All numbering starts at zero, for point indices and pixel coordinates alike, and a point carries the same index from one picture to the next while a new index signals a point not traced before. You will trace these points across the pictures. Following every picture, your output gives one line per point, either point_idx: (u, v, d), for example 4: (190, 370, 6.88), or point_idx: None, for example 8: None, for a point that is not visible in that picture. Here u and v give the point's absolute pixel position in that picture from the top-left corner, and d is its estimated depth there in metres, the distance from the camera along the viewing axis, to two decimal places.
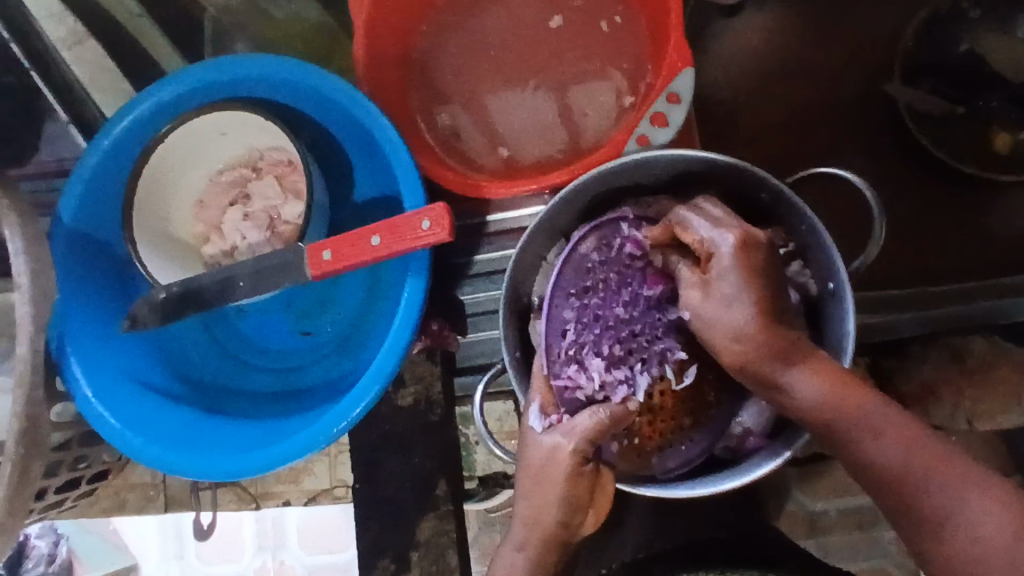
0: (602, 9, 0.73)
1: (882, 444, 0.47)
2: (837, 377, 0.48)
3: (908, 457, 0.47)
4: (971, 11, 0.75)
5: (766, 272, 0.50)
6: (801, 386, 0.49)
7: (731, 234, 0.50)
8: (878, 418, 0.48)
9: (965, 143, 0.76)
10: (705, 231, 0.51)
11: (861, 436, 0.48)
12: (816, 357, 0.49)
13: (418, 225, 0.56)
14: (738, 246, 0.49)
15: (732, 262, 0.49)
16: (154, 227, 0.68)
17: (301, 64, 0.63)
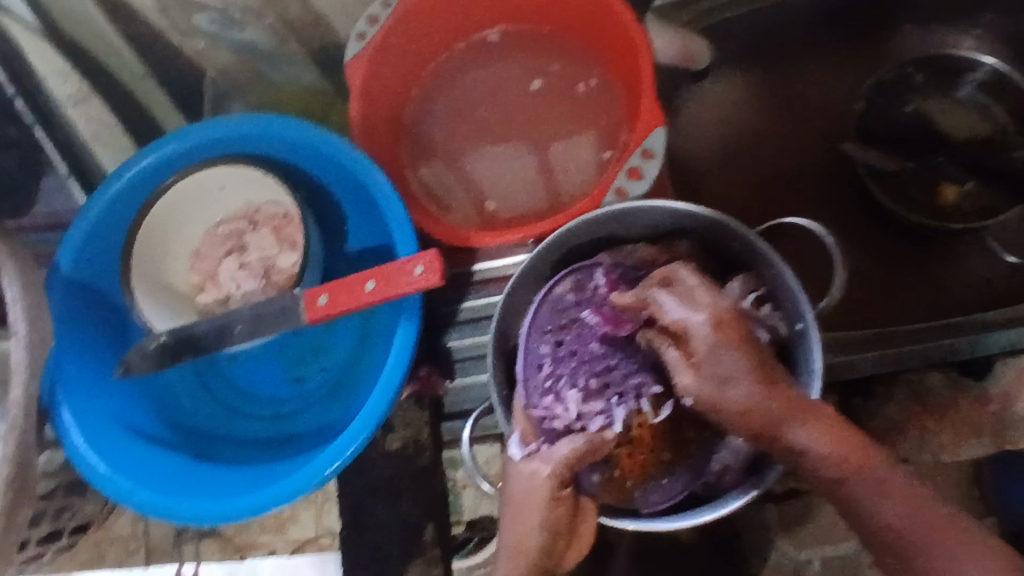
0: (579, 73, 0.78)
1: (877, 503, 0.48)
2: (840, 435, 0.48)
3: (885, 495, 0.48)
4: (915, 78, 0.84)
5: (749, 343, 0.49)
6: (812, 446, 0.48)
7: (701, 309, 0.50)
8: (875, 475, 0.48)
9: (921, 195, 0.82)
10: (678, 311, 0.51)
11: (845, 489, 0.49)
12: (820, 416, 0.49)
13: (411, 270, 0.58)
14: (715, 319, 0.49)
15: (714, 338, 0.48)
16: (151, 275, 0.71)
17: (299, 122, 0.66)
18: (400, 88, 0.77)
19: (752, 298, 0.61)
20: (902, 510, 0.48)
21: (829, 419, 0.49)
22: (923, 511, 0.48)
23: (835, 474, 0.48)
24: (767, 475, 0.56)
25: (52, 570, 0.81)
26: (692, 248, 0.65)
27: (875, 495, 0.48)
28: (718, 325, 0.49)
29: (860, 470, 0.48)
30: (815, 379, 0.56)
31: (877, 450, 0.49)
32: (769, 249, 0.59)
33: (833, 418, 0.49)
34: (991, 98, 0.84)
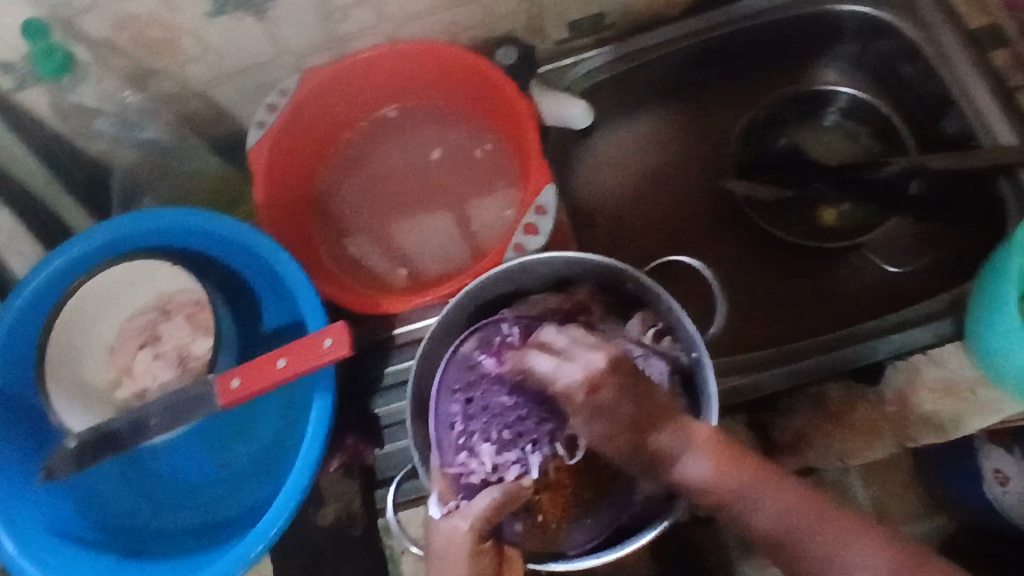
0: (475, 140, 0.83)
1: (764, 508, 0.52)
2: (725, 456, 0.53)
3: (774, 507, 0.52)
4: (782, 115, 0.94)
5: (629, 394, 0.53)
6: (697, 469, 0.53)
7: (579, 371, 0.54)
8: (760, 484, 0.53)
9: (800, 219, 0.90)
10: (558, 374, 0.56)
11: (738, 505, 0.53)
12: (704, 439, 0.54)
13: (321, 344, 0.60)
14: (592, 382, 0.53)
15: (595, 398, 0.53)
16: (66, 376, 0.71)
17: (205, 213, 0.69)
18: (306, 169, 0.81)
19: (650, 333, 0.66)
20: (789, 515, 0.52)
21: (709, 436, 0.54)
22: (808, 510, 0.52)
23: (724, 489, 0.53)
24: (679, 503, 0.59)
25: None
26: (592, 292, 0.69)
27: (761, 501, 0.52)
28: (596, 388, 0.53)
29: (744, 480, 0.53)
30: (710, 404, 0.60)
31: (760, 464, 0.54)
32: (655, 286, 0.64)
33: (713, 437, 0.54)
34: (855, 124, 0.94)
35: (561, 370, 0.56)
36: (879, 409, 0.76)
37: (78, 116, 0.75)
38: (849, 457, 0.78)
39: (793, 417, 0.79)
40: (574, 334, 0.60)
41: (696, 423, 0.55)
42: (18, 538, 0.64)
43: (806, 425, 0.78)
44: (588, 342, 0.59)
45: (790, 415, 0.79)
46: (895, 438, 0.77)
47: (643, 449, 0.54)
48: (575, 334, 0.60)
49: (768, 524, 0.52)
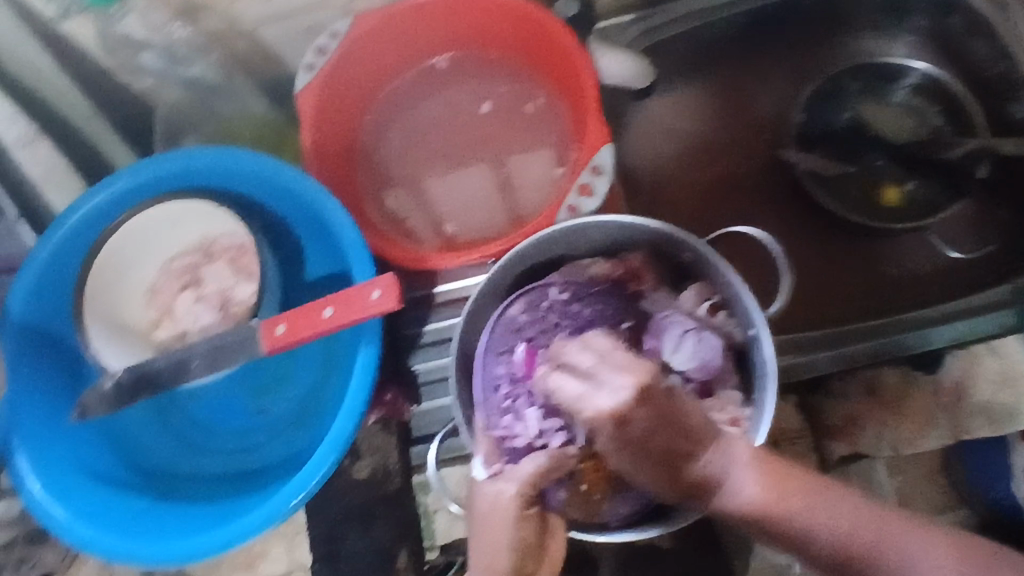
0: (526, 94, 0.80)
1: (822, 526, 0.47)
2: (775, 472, 0.48)
3: (843, 528, 0.47)
4: (849, 85, 0.89)
5: (667, 420, 0.46)
6: (747, 486, 0.48)
7: (601, 400, 0.45)
8: (813, 495, 0.48)
9: (863, 196, 0.85)
10: (585, 399, 0.46)
11: (792, 526, 0.47)
12: (752, 454, 0.49)
13: (369, 295, 0.58)
14: (616, 414, 0.45)
15: (624, 433, 0.45)
16: (105, 316, 0.69)
17: (249, 153, 0.67)
18: (353, 116, 0.78)
19: (705, 307, 0.63)
20: (846, 525, 0.47)
21: (749, 452, 0.49)
22: (868, 523, 0.47)
23: (781, 508, 0.47)
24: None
25: None
26: (645, 260, 0.66)
27: (823, 516, 0.47)
28: (625, 421, 0.45)
29: (801, 496, 0.48)
30: (770, 391, 0.56)
31: (817, 484, 0.49)
32: (712, 254, 0.60)
33: (756, 452, 0.49)
34: (923, 101, 0.88)
35: (585, 398, 0.46)
36: (936, 399, 0.75)
37: (123, 48, 0.72)
38: (900, 446, 0.75)
39: (845, 401, 0.76)
40: (593, 350, 0.50)
41: (735, 439, 0.50)
42: (51, 475, 0.64)
43: (858, 410, 0.76)
44: (617, 358, 0.49)
45: (842, 399, 0.76)
46: (951, 430, 0.75)
47: (680, 474, 0.48)
48: (599, 348, 0.50)
49: (827, 537, 0.47)
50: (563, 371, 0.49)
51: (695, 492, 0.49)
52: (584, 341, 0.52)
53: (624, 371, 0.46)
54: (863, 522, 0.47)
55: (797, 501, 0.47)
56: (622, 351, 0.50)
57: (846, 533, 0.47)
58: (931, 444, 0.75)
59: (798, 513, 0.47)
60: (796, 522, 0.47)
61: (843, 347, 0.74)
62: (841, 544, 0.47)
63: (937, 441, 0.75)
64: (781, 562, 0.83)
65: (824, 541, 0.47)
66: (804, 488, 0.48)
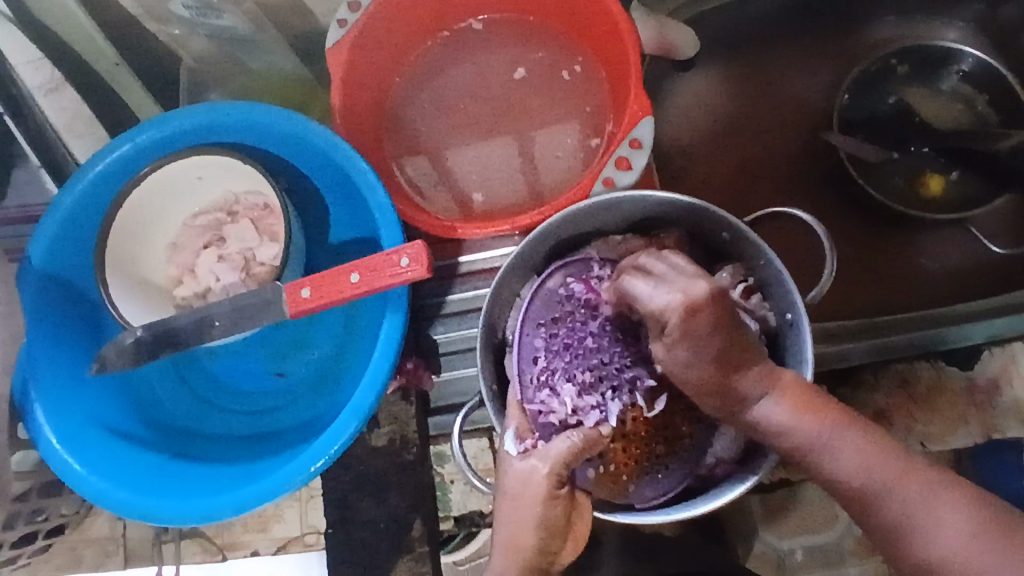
0: (562, 61, 0.77)
1: (845, 455, 0.48)
2: (803, 398, 0.49)
3: (868, 470, 0.48)
4: (899, 68, 0.85)
5: (727, 328, 0.46)
6: (772, 412, 0.49)
7: (674, 295, 0.46)
8: (845, 429, 0.49)
9: (901, 185, 0.82)
10: (650, 296, 0.48)
11: (814, 454, 0.49)
12: (785, 381, 0.50)
13: (397, 262, 0.57)
14: (686, 306, 0.45)
15: (690, 324, 0.46)
16: (126, 270, 0.68)
17: (277, 109, 0.64)
18: (384, 75, 0.75)
19: (740, 289, 0.61)
20: (866, 459, 0.48)
21: (792, 379, 0.50)
22: (891, 462, 0.48)
23: (807, 429, 0.49)
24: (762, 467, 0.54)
25: (29, 572, 0.79)
26: (679, 239, 0.64)
27: (845, 440, 0.49)
28: (694, 310, 0.45)
29: (828, 417, 0.49)
30: (806, 377, 0.55)
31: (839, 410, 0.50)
32: (755, 236, 0.57)
33: (795, 379, 0.50)
34: (975, 90, 0.84)
35: (651, 295, 0.48)
36: (969, 395, 0.75)
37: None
38: (930, 441, 0.74)
39: (874, 394, 0.75)
40: (680, 258, 0.51)
41: (779, 368, 0.50)
42: (66, 428, 0.63)
43: (887, 404, 0.74)
44: (687, 268, 0.49)
45: (871, 392, 0.75)
46: (981, 427, 0.74)
47: (728, 387, 0.48)
48: (674, 260, 0.50)
49: (847, 469, 0.48)
50: (637, 278, 0.50)
51: (730, 403, 0.50)
52: (658, 254, 0.52)
53: (700, 279, 0.47)
54: (888, 465, 0.48)
55: (827, 425, 0.49)
56: (692, 263, 0.50)
57: (867, 469, 0.48)
58: (960, 441, 0.74)
59: (826, 437, 0.49)
60: (823, 444, 0.48)
61: (877, 339, 0.72)
62: (858, 479, 0.48)
63: (966, 437, 0.74)
64: (784, 548, 0.84)
65: (839, 469, 0.49)
66: (836, 418, 0.49)
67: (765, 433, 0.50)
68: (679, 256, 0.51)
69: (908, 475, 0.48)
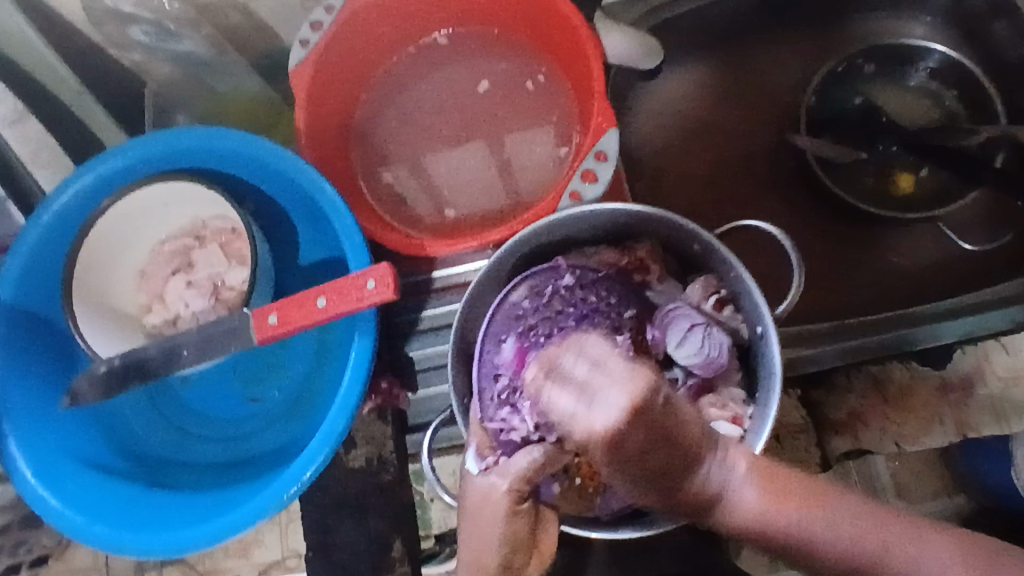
0: (527, 71, 0.77)
1: (833, 533, 0.41)
2: (775, 485, 0.42)
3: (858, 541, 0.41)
4: (865, 67, 0.85)
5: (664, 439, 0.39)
6: (745, 497, 0.41)
7: (595, 419, 0.37)
8: (824, 503, 0.42)
9: (871, 184, 0.83)
10: (569, 420, 0.38)
11: (798, 542, 0.41)
12: (752, 456, 0.43)
13: (363, 285, 0.56)
14: (609, 438, 0.37)
15: (619, 455, 0.37)
16: (96, 301, 0.68)
17: (239, 134, 0.64)
18: (348, 93, 0.75)
19: (711, 301, 0.61)
20: (853, 533, 0.41)
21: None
22: (869, 518, 0.42)
23: (786, 521, 0.41)
24: (717, 483, 0.54)
25: None
26: (651, 251, 0.64)
27: (835, 521, 0.41)
28: (618, 442, 0.37)
29: (800, 499, 0.41)
30: (775, 389, 0.54)
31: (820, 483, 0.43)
32: (724, 247, 0.57)
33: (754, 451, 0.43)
34: (941, 85, 0.85)
35: (606, 338, 0.50)
36: (942, 395, 0.75)
37: (110, 22, 0.69)
38: (904, 442, 0.75)
39: (847, 396, 0.75)
40: (589, 351, 0.40)
41: (741, 444, 0.44)
42: (40, 463, 0.63)
43: (861, 405, 0.75)
44: (648, 306, 0.52)
45: (844, 394, 0.75)
46: (956, 426, 0.74)
47: (679, 490, 0.41)
48: (637, 302, 0.53)
49: (835, 549, 0.41)
50: (596, 319, 0.53)
51: (695, 509, 0.42)
52: (623, 291, 0.54)
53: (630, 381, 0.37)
54: (861, 526, 0.41)
55: (796, 508, 0.41)
56: (653, 300, 0.53)
57: (852, 545, 0.40)
58: (934, 441, 0.75)
59: (801, 527, 0.41)
60: (799, 536, 0.41)
61: (847, 342, 0.72)
62: (842, 557, 0.41)
63: (942, 437, 0.75)
64: None
65: (828, 551, 0.41)
66: (808, 493, 0.42)
67: (734, 526, 0.42)
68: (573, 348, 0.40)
69: (892, 529, 0.41)
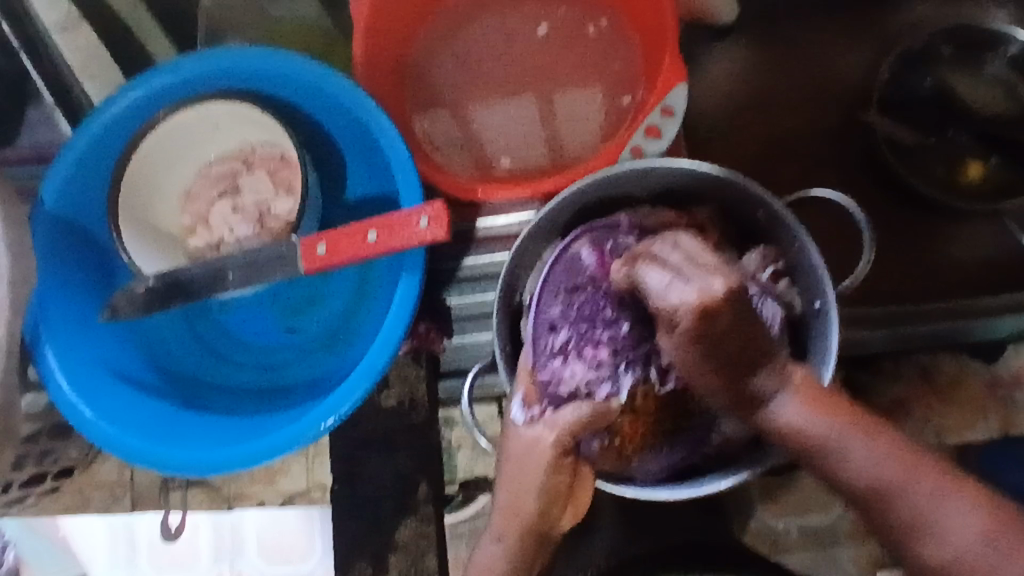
0: (589, 15, 0.74)
1: (861, 453, 0.45)
2: (820, 400, 0.46)
3: (882, 470, 0.45)
4: (943, 46, 0.81)
5: (748, 328, 0.44)
6: (789, 408, 0.46)
7: (689, 292, 0.44)
8: (859, 430, 0.46)
9: (942, 167, 0.79)
10: (662, 288, 0.46)
11: (827, 457, 0.46)
12: (803, 380, 0.47)
13: (416, 222, 0.55)
14: (700, 313, 0.43)
15: (702, 331, 0.43)
16: (140, 217, 0.67)
17: (299, 58, 0.62)
18: (406, 28, 0.73)
19: (769, 272, 0.60)
20: (883, 463, 0.45)
21: (803, 377, 0.47)
22: (903, 459, 0.45)
23: (821, 430, 0.45)
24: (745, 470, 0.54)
25: (37, 512, 0.79)
26: (712, 215, 0.62)
27: (856, 444, 0.45)
28: (709, 317, 0.43)
29: (840, 419, 0.45)
30: (828, 365, 0.53)
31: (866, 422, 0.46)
32: (793, 219, 0.55)
33: (807, 378, 0.47)
34: (1018, 75, 0.81)
35: (669, 289, 0.46)
36: (991, 391, 0.74)
37: None
38: (946, 434, 0.74)
39: (893, 382, 0.74)
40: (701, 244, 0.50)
41: (792, 367, 0.47)
42: (76, 373, 0.62)
43: (904, 393, 0.74)
44: (706, 260, 0.48)
45: (890, 380, 0.74)
46: (1000, 422, 0.74)
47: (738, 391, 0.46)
48: (690, 249, 0.49)
49: (863, 465, 0.45)
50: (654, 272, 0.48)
51: (748, 407, 0.47)
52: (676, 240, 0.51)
53: (730, 269, 0.46)
54: (897, 463, 0.45)
55: (839, 423, 0.45)
56: (713, 257, 0.48)
57: (876, 467, 0.45)
58: (977, 436, 0.74)
59: (839, 440, 0.45)
60: (836, 444, 0.45)
61: (897, 328, 0.73)
62: (868, 482, 0.45)
63: (984, 432, 0.74)
64: (778, 527, 0.84)
65: (857, 471, 0.45)
66: (847, 416, 0.46)
67: (773, 432, 0.47)
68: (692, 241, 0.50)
69: (922, 475, 0.45)
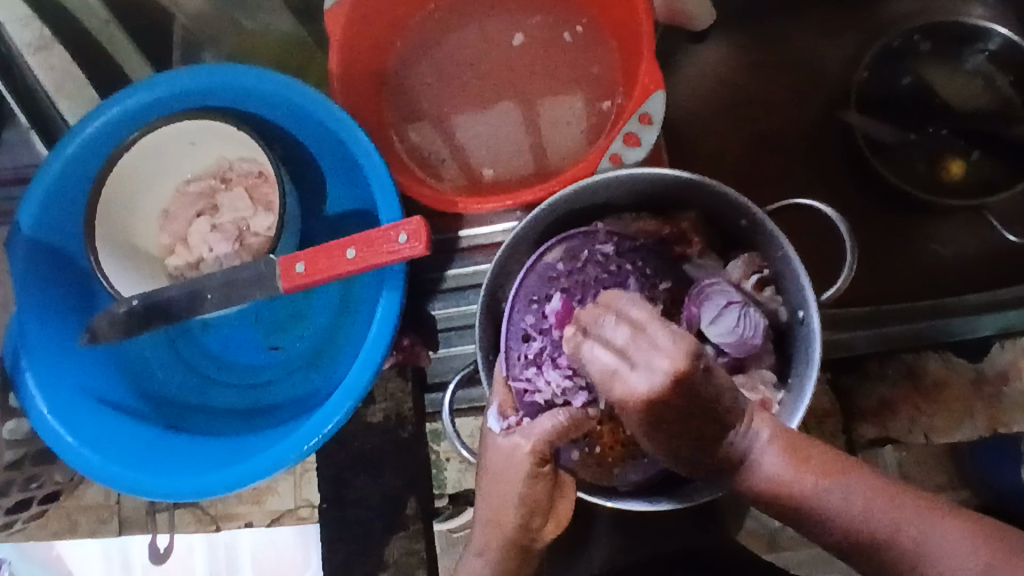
0: (564, 21, 0.74)
1: (842, 506, 0.44)
2: (797, 451, 0.45)
3: (868, 513, 0.43)
4: (920, 45, 0.81)
5: (694, 402, 0.41)
6: (765, 459, 0.45)
7: (641, 384, 0.40)
8: (841, 477, 0.44)
9: (921, 167, 0.79)
10: (613, 377, 0.42)
11: (806, 511, 0.44)
12: (778, 428, 0.46)
13: (395, 238, 0.54)
14: (647, 402, 0.40)
15: (653, 415, 0.41)
16: (118, 238, 0.66)
17: (275, 75, 0.62)
18: (381, 39, 0.72)
19: (753, 279, 0.60)
20: (865, 511, 0.43)
21: (777, 430, 0.45)
22: (885, 501, 0.44)
23: (803, 484, 0.44)
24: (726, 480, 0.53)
25: (25, 538, 0.79)
26: (695, 222, 0.62)
27: (835, 494, 0.44)
28: (658, 408, 0.40)
29: (818, 471, 0.44)
30: (812, 376, 0.53)
31: (853, 473, 0.45)
32: (775, 227, 0.54)
33: (781, 427, 0.46)
34: (997, 69, 0.80)
35: (617, 378, 0.41)
36: (976, 389, 0.74)
37: None
38: (932, 434, 0.75)
39: (880, 383, 0.75)
40: (651, 305, 0.44)
41: (763, 421, 0.45)
42: (55, 399, 0.62)
43: (893, 393, 0.74)
44: (655, 330, 0.42)
45: (877, 381, 0.75)
46: (987, 422, 0.74)
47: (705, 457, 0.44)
48: (637, 316, 0.43)
49: (841, 515, 0.44)
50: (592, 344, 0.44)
51: (719, 469, 0.45)
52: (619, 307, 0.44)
53: (683, 340, 0.41)
54: (880, 507, 0.44)
55: (815, 476, 0.44)
56: (661, 322, 0.42)
57: (861, 515, 0.43)
58: (963, 437, 0.75)
59: (819, 492, 0.44)
60: (813, 501, 0.44)
61: (881, 329, 0.73)
62: (852, 527, 0.44)
63: (970, 433, 0.75)
64: (774, 526, 0.83)
65: (836, 519, 0.44)
66: (828, 466, 0.44)
67: (753, 490, 0.45)
68: (640, 306, 0.44)
69: (907, 514, 0.44)
